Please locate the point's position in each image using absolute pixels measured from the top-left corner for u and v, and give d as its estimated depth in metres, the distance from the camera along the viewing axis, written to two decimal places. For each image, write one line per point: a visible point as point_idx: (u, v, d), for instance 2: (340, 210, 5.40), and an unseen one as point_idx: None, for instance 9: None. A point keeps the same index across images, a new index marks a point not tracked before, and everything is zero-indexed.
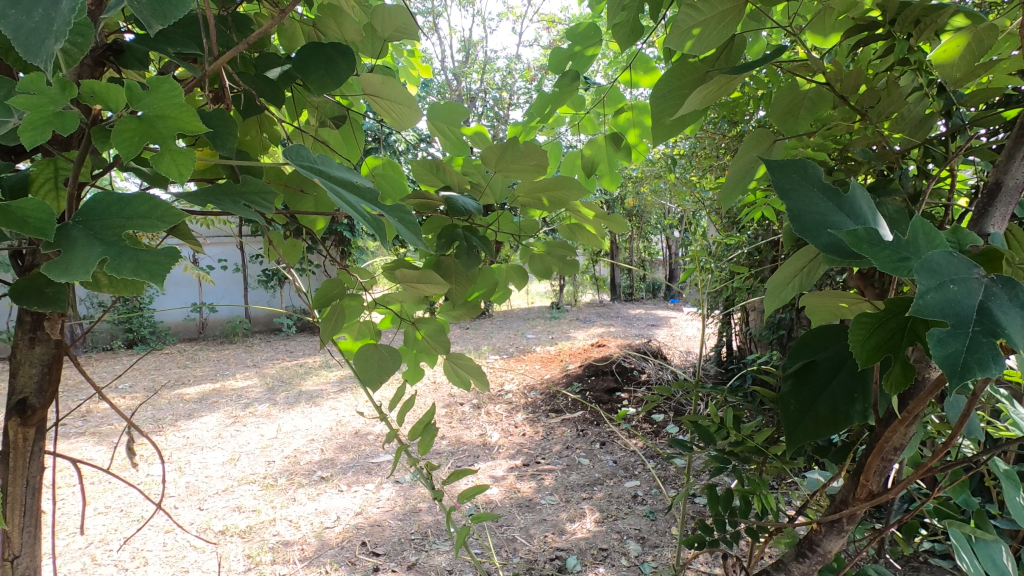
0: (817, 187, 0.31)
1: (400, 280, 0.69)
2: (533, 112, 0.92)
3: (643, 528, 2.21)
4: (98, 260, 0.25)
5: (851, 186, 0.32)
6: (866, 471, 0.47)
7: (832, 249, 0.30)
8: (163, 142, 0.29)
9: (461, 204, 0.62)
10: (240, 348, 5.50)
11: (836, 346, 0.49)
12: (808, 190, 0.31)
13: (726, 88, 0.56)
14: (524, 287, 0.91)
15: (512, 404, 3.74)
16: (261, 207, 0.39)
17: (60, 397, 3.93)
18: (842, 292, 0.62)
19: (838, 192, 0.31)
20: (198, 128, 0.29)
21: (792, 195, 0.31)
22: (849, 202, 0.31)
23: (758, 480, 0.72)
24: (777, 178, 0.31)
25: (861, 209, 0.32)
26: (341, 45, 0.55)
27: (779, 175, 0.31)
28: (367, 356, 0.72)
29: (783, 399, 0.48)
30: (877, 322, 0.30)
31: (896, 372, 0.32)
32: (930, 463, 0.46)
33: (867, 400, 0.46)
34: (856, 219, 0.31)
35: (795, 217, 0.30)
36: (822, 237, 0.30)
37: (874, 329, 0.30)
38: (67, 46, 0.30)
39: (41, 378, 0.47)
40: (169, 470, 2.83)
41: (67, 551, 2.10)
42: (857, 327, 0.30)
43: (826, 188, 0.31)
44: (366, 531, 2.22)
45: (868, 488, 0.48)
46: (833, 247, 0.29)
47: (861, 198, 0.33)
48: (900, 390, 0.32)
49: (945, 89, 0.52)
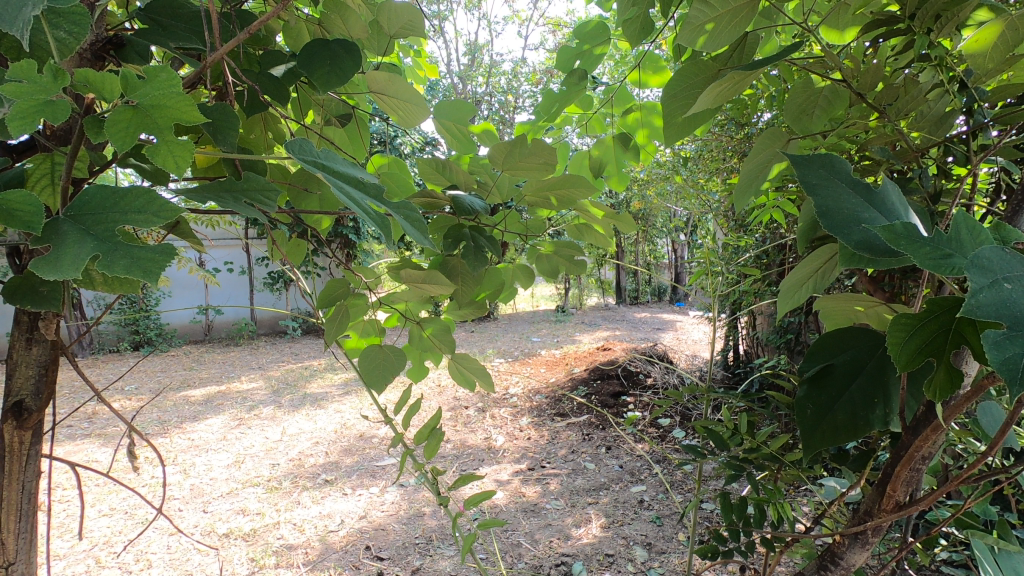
0: (845, 183, 0.30)
1: (406, 280, 0.67)
2: (540, 112, 0.91)
3: (649, 533, 2.19)
4: (89, 259, 0.24)
5: (881, 182, 0.31)
6: (894, 481, 0.46)
7: (862, 246, 0.28)
8: (160, 134, 0.28)
9: (468, 203, 0.61)
10: (245, 351, 5.51)
11: (854, 350, 0.48)
12: (837, 186, 0.30)
13: (739, 86, 0.54)
14: (530, 287, 0.90)
15: (517, 408, 3.73)
16: (264, 205, 0.37)
17: (66, 399, 3.94)
18: (858, 295, 0.61)
19: (867, 187, 0.30)
20: (196, 119, 0.28)
21: (819, 191, 0.30)
22: (878, 199, 0.30)
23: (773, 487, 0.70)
24: (803, 173, 0.30)
25: (891, 205, 0.30)
26: (347, 42, 0.54)
27: (804, 170, 0.30)
28: (372, 356, 0.71)
29: (800, 404, 0.46)
30: (917, 324, 0.28)
31: (940, 376, 0.30)
32: (963, 473, 0.44)
33: (889, 407, 0.45)
34: (888, 215, 0.29)
35: (822, 213, 0.29)
36: (854, 234, 0.28)
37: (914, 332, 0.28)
38: (62, 36, 0.29)
39: (38, 380, 0.46)
40: (174, 472, 2.83)
41: (71, 552, 2.10)
42: (896, 329, 0.28)
43: (855, 184, 0.30)
44: (370, 534, 2.21)
45: (895, 498, 0.47)
46: (866, 244, 0.28)
47: (891, 194, 0.31)
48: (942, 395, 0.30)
49: (967, 86, 0.50)
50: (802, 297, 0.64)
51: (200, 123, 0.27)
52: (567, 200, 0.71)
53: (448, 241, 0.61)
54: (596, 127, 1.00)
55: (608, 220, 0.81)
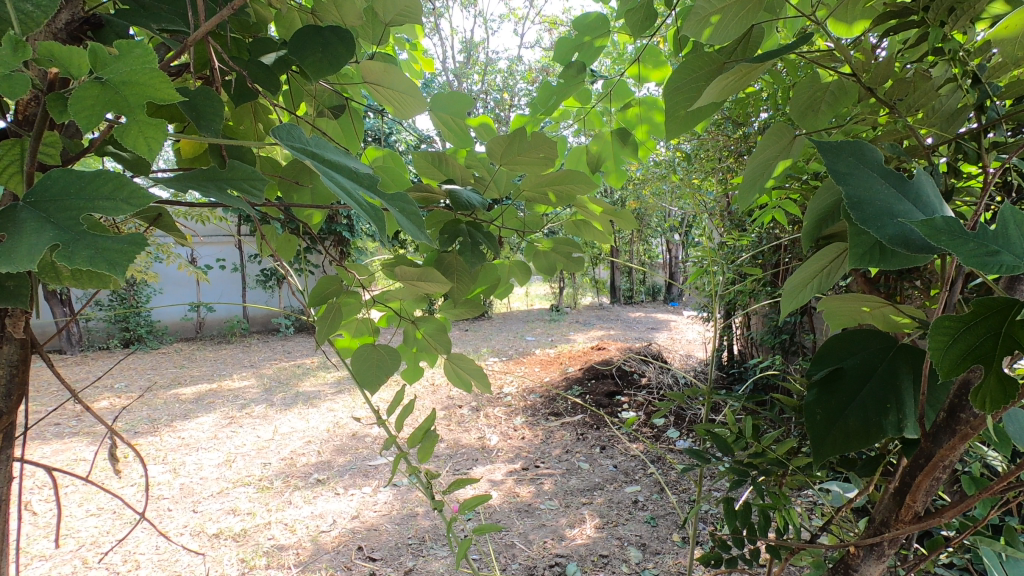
0: (879, 173, 0.30)
1: (401, 279, 0.66)
2: (537, 105, 0.89)
3: (644, 534, 2.18)
4: (47, 248, 0.22)
5: (917, 173, 0.31)
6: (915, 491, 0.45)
7: (897, 240, 0.28)
8: (130, 113, 0.26)
9: (465, 198, 0.59)
10: (237, 349, 5.47)
11: (863, 353, 0.46)
12: (872, 176, 0.30)
13: (745, 80, 0.53)
14: (527, 285, 0.89)
15: (511, 407, 3.71)
16: (251, 193, 0.34)
17: (55, 397, 3.89)
18: (862, 296, 0.60)
19: (901, 177, 0.30)
20: (172, 99, 0.26)
21: (851, 181, 0.30)
22: (910, 189, 0.30)
23: (778, 493, 0.71)
24: (833, 162, 0.30)
25: (926, 198, 0.31)
26: (340, 28, 0.52)
27: (832, 159, 0.30)
28: (365, 356, 0.69)
29: (808, 410, 0.45)
30: (962, 327, 0.27)
31: (991, 387, 0.27)
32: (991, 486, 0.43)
33: (901, 411, 0.43)
34: (922, 209, 0.30)
35: (856, 204, 0.29)
36: (889, 227, 0.28)
37: (956, 338, 0.27)
38: (29, 9, 0.27)
39: (9, 380, 0.44)
40: (164, 471, 2.79)
41: (58, 553, 2.07)
42: (939, 332, 0.26)
43: (888, 175, 0.30)
44: (363, 535, 2.19)
45: (914, 510, 0.47)
46: (901, 239, 0.28)
47: (927, 186, 0.31)
48: (994, 408, 0.28)
49: (981, 81, 0.48)
50: (807, 298, 0.63)
51: (175, 102, 0.26)
52: (565, 195, 0.70)
53: (444, 236, 0.59)
54: (593, 121, 0.99)
55: (607, 216, 0.80)
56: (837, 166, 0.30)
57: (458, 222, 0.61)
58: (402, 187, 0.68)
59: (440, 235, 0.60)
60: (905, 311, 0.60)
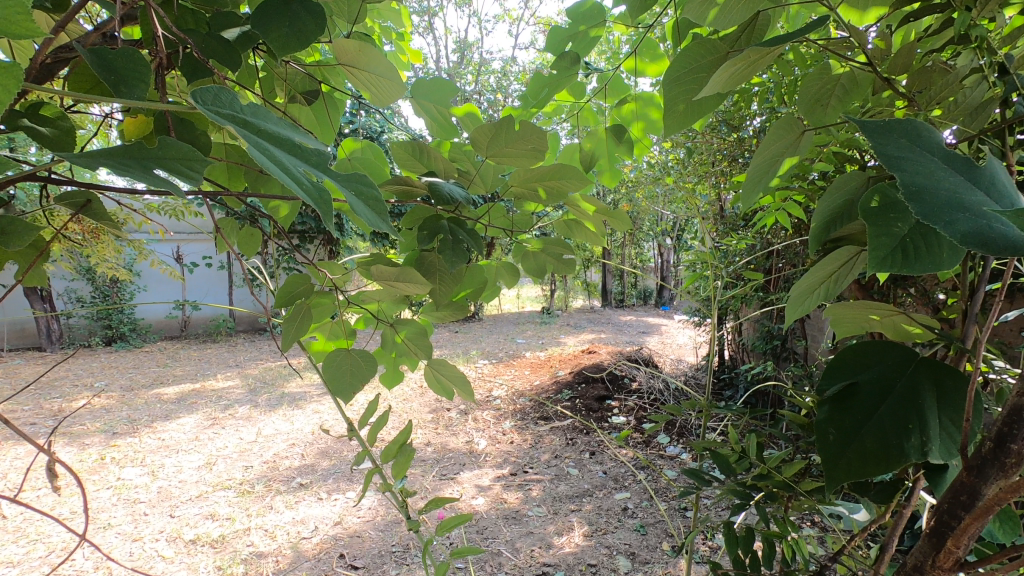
0: (941, 160, 0.28)
1: (377, 279, 0.61)
2: (527, 98, 0.85)
3: (633, 543, 2.14)
4: None
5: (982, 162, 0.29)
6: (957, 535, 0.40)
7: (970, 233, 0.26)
8: None
9: (447, 191, 0.54)
10: (222, 348, 5.38)
11: (881, 366, 0.42)
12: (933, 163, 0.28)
13: (751, 69, 0.48)
14: (515, 286, 0.84)
15: (500, 411, 3.65)
16: (190, 178, 0.29)
17: (32, 396, 3.79)
18: (871, 303, 0.56)
19: (966, 164, 0.28)
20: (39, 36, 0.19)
21: (912, 166, 0.28)
22: (978, 176, 0.28)
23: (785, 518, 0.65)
24: (887, 147, 0.28)
25: (995, 186, 0.29)
26: (310, 2, 0.47)
27: (888, 143, 0.28)
28: (337, 362, 0.64)
29: (821, 429, 0.41)
30: None
31: None
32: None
33: (925, 431, 0.38)
34: (992, 197, 0.27)
35: (915, 190, 0.27)
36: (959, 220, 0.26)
37: None
38: None
39: None
40: (142, 474, 2.72)
41: (26, 559, 2.00)
42: None
43: (952, 162, 0.28)
44: (345, 542, 2.13)
45: (954, 556, 0.41)
46: (971, 232, 0.26)
47: (995, 174, 0.29)
48: None
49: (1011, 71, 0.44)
50: (811, 306, 0.59)
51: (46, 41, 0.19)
52: (556, 192, 0.66)
53: (423, 231, 0.54)
54: (587, 117, 0.94)
55: (599, 215, 0.75)
56: (887, 150, 0.28)
57: (438, 218, 0.56)
58: (380, 179, 0.63)
59: (419, 233, 0.55)
60: (918, 320, 0.55)
